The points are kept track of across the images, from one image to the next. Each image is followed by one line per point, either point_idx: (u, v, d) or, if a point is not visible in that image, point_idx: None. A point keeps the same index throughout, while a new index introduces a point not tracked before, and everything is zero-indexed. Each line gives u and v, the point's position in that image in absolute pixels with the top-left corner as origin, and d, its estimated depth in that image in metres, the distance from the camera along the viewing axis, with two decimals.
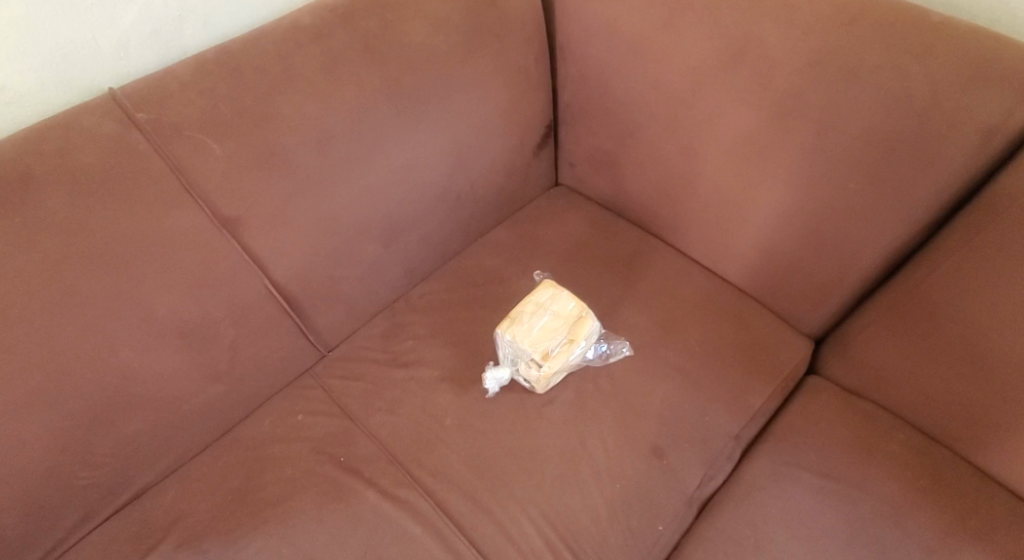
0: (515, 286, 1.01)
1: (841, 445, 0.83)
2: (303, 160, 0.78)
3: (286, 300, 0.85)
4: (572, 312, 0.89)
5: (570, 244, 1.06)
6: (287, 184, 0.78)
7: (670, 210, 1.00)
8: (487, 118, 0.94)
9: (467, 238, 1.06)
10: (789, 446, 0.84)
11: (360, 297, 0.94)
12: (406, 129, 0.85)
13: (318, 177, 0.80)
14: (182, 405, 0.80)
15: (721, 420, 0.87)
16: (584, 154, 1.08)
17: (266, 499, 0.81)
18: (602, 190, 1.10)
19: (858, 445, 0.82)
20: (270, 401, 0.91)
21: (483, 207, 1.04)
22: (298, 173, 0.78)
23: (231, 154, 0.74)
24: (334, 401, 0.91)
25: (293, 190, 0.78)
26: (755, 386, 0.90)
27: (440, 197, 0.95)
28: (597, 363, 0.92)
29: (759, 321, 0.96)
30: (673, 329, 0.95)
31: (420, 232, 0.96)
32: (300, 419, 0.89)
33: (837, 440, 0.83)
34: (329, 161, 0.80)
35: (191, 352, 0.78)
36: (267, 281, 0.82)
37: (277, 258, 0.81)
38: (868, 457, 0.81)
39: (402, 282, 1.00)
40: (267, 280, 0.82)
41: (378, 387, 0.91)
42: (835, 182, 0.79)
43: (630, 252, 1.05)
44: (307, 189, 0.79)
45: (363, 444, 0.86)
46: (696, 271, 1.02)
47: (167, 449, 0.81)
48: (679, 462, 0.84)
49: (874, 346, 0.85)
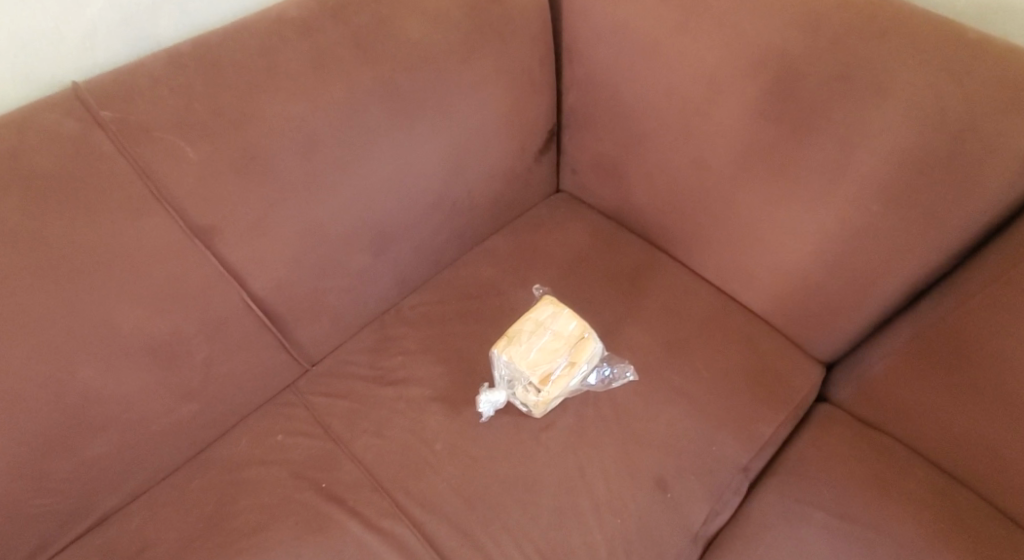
0: (513, 300, 0.95)
1: (854, 481, 0.80)
2: (286, 164, 0.72)
3: (267, 315, 0.79)
4: (573, 333, 0.83)
5: (571, 256, 1.01)
6: (268, 191, 0.71)
7: (678, 225, 0.95)
8: (487, 122, 0.88)
9: (462, 246, 1.00)
10: (801, 481, 0.82)
11: (347, 310, 0.88)
12: (400, 134, 0.79)
13: (302, 183, 0.73)
14: (150, 426, 0.74)
15: (728, 451, 0.84)
16: (588, 161, 1.02)
17: (242, 528, 0.77)
18: (606, 199, 1.04)
19: (869, 483, 0.79)
20: (250, 418, 0.86)
21: (480, 215, 0.99)
22: (280, 179, 0.72)
23: (207, 159, 0.67)
24: (317, 421, 0.86)
25: (275, 198, 0.72)
26: (762, 414, 0.87)
27: (435, 205, 0.89)
28: (599, 388, 0.88)
29: (768, 345, 0.92)
30: (678, 352, 0.91)
31: (413, 242, 0.90)
32: (280, 439, 0.84)
33: (850, 476, 0.80)
34: (314, 167, 0.74)
35: (160, 372, 0.71)
36: (250, 297, 0.76)
37: (257, 269, 0.74)
38: (882, 496, 0.77)
39: (393, 294, 0.94)
40: (245, 293, 0.75)
41: (365, 408, 0.86)
42: (858, 204, 0.74)
43: (634, 266, 1.00)
44: (291, 197, 0.73)
45: (347, 470, 0.82)
46: (702, 288, 0.97)
47: (134, 472, 0.76)
48: (683, 495, 0.81)
49: (888, 377, 0.81)
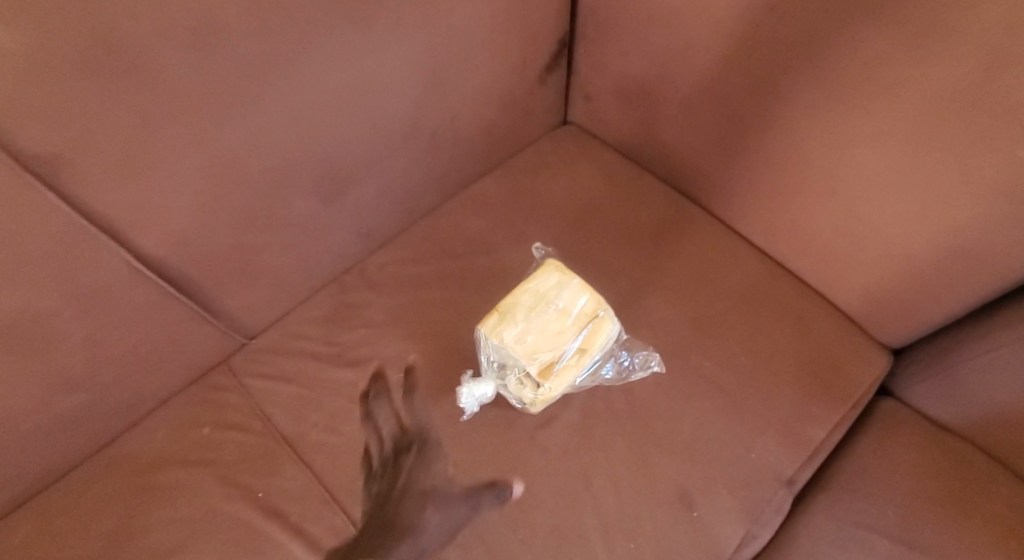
0: (506, 260, 0.76)
1: (925, 498, 0.64)
2: (175, 66, 0.47)
3: (170, 283, 0.58)
4: (585, 311, 0.64)
5: (581, 205, 0.81)
6: (150, 107, 0.48)
7: (719, 168, 0.75)
8: (478, 22, 0.66)
9: (444, 188, 0.80)
10: (859, 498, 0.66)
11: (292, 269, 0.68)
12: (351, 27, 0.55)
13: (203, 97, 0.50)
14: (16, 426, 0.55)
15: (770, 458, 0.67)
16: (606, 83, 0.80)
17: (154, 550, 0.60)
18: (626, 133, 0.83)
19: (945, 500, 0.64)
20: (168, 403, 0.68)
21: (467, 149, 0.78)
22: (167, 87, 0.48)
23: (35, 48, 0.41)
24: (255, 410, 0.68)
25: (163, 118, 0.49)
26: (814, 413, 0.69)
27: (407, 133, 0.68)
28: (615, 381, 0.69)
29: (824, 325, 0.74)
30: (712, 331, 0.73)
31: (378, 182, 0.69)
32: (206, 434, 0.66)
33: (920, 491, 0.65)
34: (219, 71, 0.49)
35: (20, 359, 0.52)
36: (138, 259, 0.54)
37: (149, 219, 0.53)
38: (960, 518, 0.62)
39: (355, 249, 0.74)
40: (131, 252, 0.54)
41: (317, 395, 0.68)
42: (989, 151, 0.53)
43: (658, 220, 0.80)
44: (184, 116, 0.50)
45: (291, 475, 0.64)
46: (743, 250, 0.78)
47: (5, 481, 0.58)
48: (715, 516, 0.64)
49: (991, 379, 0.64)
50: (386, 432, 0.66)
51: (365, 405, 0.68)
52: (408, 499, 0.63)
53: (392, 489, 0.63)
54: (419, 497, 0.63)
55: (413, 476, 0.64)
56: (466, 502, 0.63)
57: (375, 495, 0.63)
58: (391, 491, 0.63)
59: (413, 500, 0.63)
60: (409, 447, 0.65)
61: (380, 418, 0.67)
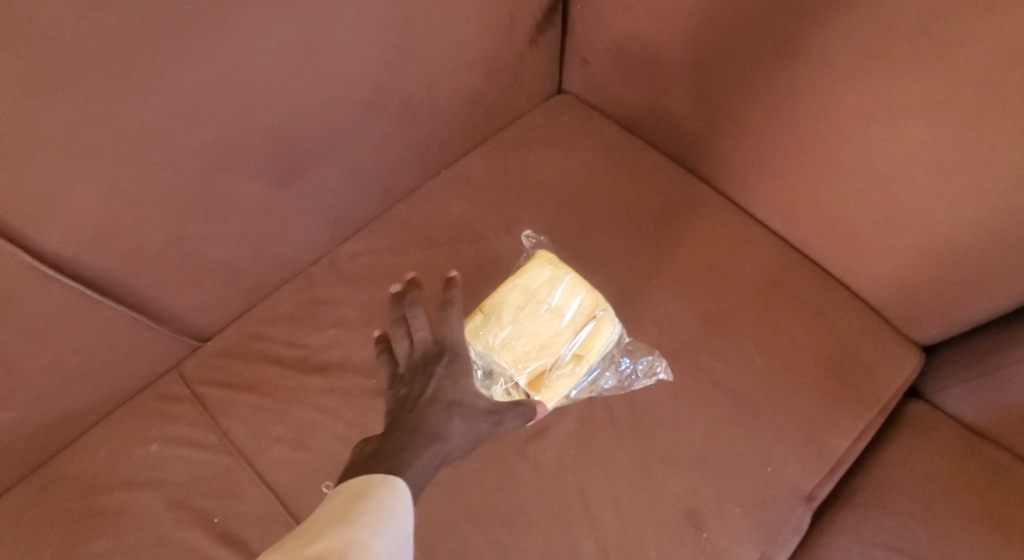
0: (493, 249, 0.68)
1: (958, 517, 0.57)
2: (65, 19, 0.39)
3: (93, 288, 0.50)
4: (580, 313, 0.57)
5: (577, 185, 0.72)
6: (37, 70, 0.39)
7: (733, 142, 0.66)
8: None
9: (424, 167, 0.71)
10: (884, 514, 0.59)
11: (248, 262, 0.60)
12: None
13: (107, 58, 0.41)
14: None
15: (790, 471, 0.60)
16: (605, 45, 0.71)
17: None
18: (628, 103, 0.74)
19: (980, 519, 0.56)
20: (112, 416, 0.60)
21: (449, 122, 0.69)
22: (58, 46, 0.39)
23: None
24: (210, 422, 0.60)
25: (56, 84, 0.40)
26: (837, 420, 0.62)
27: (376, 104, 0.59)
28: (614, 391, 0.62)
29: (850, 320, 0.66)
30: (724, 328, 0.65)
31: (345, 161, 0.60)
32: (154, 451, 0.58)
33: (952, 509, 0.57)
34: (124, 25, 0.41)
35: None
36: (50, 263, 0.46)
37: (57, 210, 0.45)
38: (998, 539, 0.54)
39: (322, 238, 0.66)
40: (36, 248, 0.45)
41: (279, 405, 0.60)
42: None
43: (664, 201, 0.71)
44: (83, 81, 0.41)
45: (250, 497, 0.57)
46: (759, 236, 0.69)
47: None
48: (728, 539, 0.57)
49: None
50: (418, 337, 0.57)
51: (399, 309, 0.59)
52: (430, 400, 0.53)
53: (416, 388, 0.54)
54: (444, 405, 0.53)
55: (442, 384, 0.54)
56: (489, 418, 0.54)
57: (401, 396, 0.55)
58: (415, 393, 0.53)
59: (438, 400, 0.53)
60: (440, 353, 0.55)
61: (414, 324, 0.58)
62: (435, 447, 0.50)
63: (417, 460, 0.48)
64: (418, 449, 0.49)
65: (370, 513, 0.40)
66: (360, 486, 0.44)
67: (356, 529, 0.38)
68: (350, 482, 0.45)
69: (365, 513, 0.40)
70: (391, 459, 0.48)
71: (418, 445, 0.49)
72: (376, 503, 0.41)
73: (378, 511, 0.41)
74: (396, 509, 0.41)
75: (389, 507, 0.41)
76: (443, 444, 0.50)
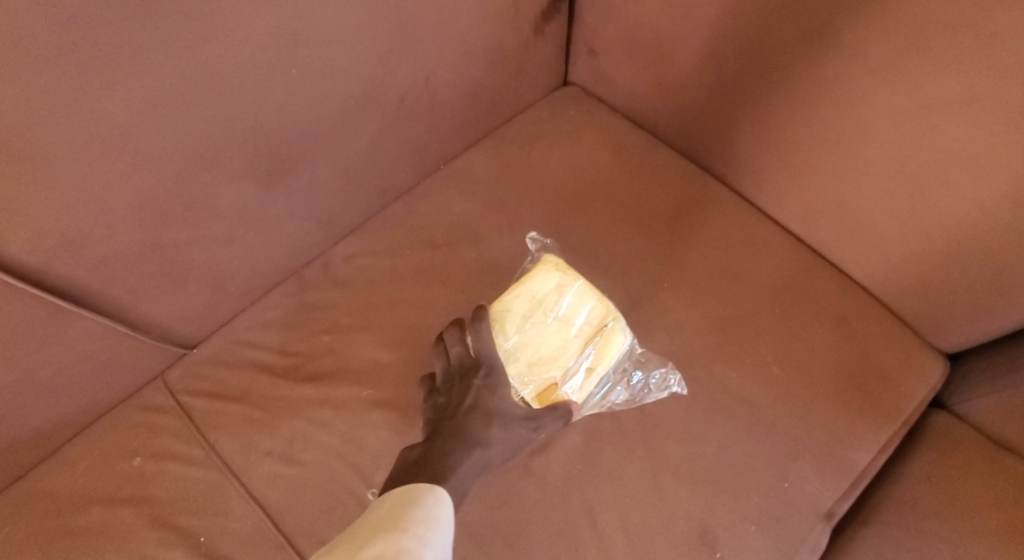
0: (496, 251, 0.64)
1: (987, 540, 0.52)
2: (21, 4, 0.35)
3: (63, 296, 0.46)
4: (587, 325, 0.54)
5: (584, 183, 0.68)
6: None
7: (750, 139, 0.63)
8: None
9: (423, 164, 0.67)
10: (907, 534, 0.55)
11: (235, 265, 0.56)
12: None
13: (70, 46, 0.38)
14: None
15: (808, 488, 0.56)
16: (614, 34, 0.67)
17: None
18: (637, 96, 0.70)
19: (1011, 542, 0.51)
20: (93, 428, 0.57)
21: (449, 116, 0.65)
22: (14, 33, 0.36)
23: None
24: (195, 434, 0.57)
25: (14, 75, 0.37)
26: (859, 433, 0.58)
27: (370, 97, 0.55)
28: (624, 407, 0.59)
29: (873, 327, 0.62)
30: (738, 336, 0.61)
31: (338, 158, 0.57)
32: (136, 464, 0.55)
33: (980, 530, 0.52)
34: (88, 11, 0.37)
35: None
36: (16, 269, 0.43)
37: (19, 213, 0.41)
38: None
39: (315, 239, 0.62)
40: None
41: (268, 416, 0.57)
42: None
43: (674, 201, 0.68)
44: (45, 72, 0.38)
45: (237, 514, 0.54)
46: (776, 238, 0.66)
47: None
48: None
49: None
50: (454, 352, 0.55)
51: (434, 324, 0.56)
52: (469, 410, 0.51)
53: (454, 399, 0.52)
54: (484, 414, 0.51)
55: (481, 394, 0.52)
56: (527, 424, 0.52)
57: (438, 407, 0.53)
58: (454, 403, 0.52)
59: (477, 409, 0.51)
60: (477, 366, 0.53)
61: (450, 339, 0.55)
62: (478, 456, 0.49)
63: (460, 471, 0.47)
64: (461, 458, 0.48)
65: (417, 521, 0.39)
66: (402, 492, 0.42)
67: (406, 538, 0.37)
68: (392, 490, 0.44)
69: (412, 521, 0.39)
70: (434, 470, 0.46)
71: (461, 455, 0.48)
72: (423, 512, 0.40)
73: (424, 520, 0.39)
74: (441, 519, 0.40)
75: (435, 518, 0.40)
76: (485, 453, 0.49)
